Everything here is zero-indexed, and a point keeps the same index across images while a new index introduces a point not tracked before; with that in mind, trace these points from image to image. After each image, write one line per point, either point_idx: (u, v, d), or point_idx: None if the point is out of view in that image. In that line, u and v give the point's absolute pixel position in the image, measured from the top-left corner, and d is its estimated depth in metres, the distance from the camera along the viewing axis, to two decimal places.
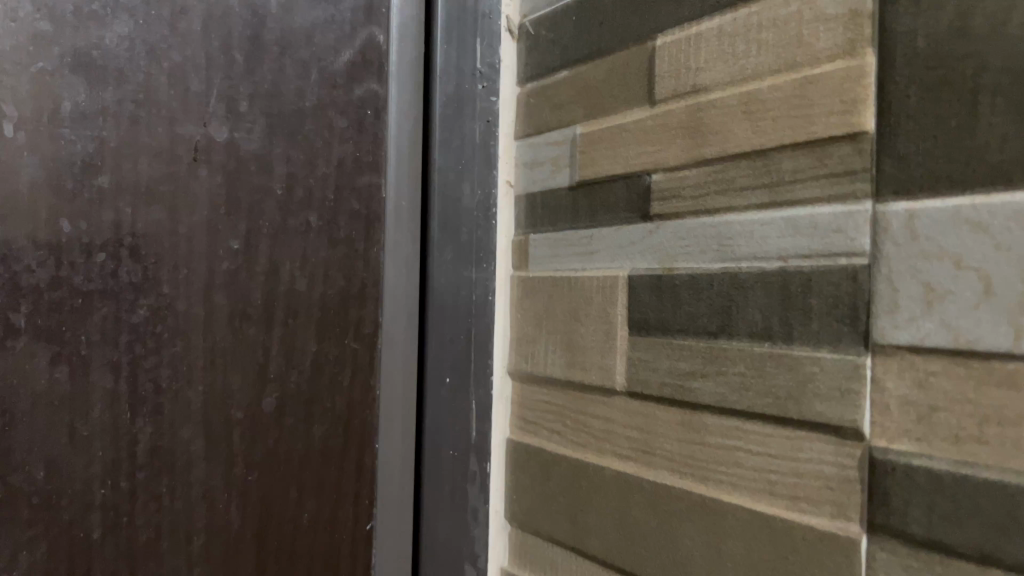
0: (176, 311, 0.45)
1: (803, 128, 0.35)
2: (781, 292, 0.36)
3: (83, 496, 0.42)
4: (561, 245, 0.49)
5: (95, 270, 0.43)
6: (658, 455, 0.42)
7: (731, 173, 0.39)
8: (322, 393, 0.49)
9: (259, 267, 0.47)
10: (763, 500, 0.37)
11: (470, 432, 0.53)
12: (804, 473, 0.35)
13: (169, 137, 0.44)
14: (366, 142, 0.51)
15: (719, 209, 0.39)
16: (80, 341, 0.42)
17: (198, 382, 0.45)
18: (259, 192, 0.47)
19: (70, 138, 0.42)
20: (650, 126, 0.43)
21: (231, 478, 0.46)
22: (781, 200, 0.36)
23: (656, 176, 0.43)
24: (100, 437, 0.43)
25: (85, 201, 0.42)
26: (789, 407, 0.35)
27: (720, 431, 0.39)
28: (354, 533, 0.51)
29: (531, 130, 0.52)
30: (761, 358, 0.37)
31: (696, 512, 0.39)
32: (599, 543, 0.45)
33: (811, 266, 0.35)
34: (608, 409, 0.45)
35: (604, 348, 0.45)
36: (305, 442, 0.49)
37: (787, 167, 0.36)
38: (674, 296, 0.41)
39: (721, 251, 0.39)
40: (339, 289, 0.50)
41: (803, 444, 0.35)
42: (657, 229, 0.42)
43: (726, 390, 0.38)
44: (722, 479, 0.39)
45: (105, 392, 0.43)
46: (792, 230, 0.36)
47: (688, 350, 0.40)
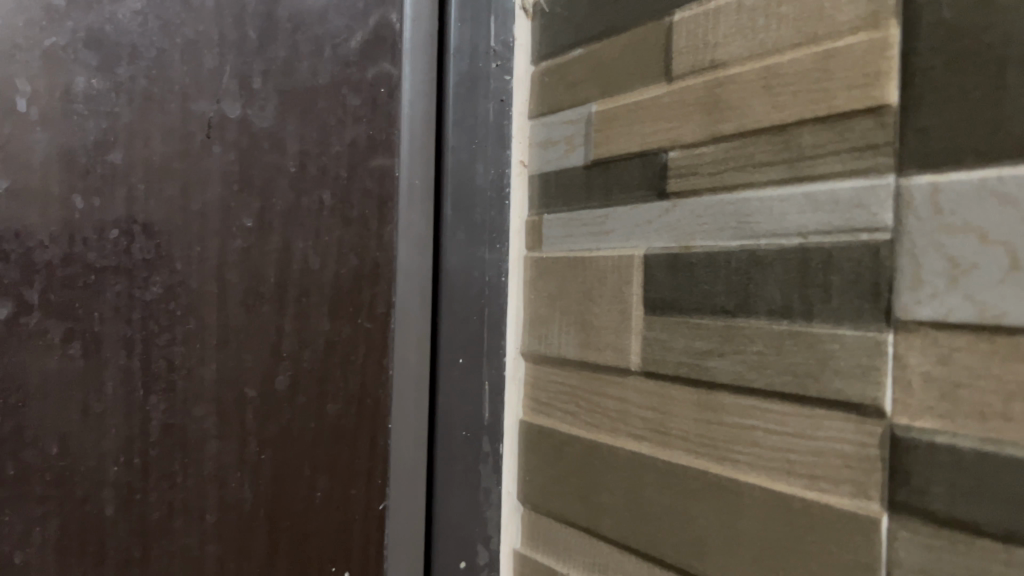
0: (189, 289, 0.45)
1: (825, 101, 0.35)
2: (800, 268, 0.36)
3: (97, 473, 0.42)
4: (575, 225, 0.49)
5: (107, 247, 0.43)
6: (673, 434, 0.42)
7: (749, 149, 0.38)
8: (335, 372, 0.49)
9: (272, 245, 0.47)
10: (781, 480, 0.36)
11: (483, 415, 0.53)
12: (823, 451, 0.35)
13: (182, 113, 0.44)
14: (379, 120, 0.50)
15: (738, 185, 0.39)
16: (93, 318, 0.42)
17: (210, 360, 0.45)
18: (272, 170, 0.47)
19: (82, 114, 0.42)
20: (666, 103, 0.43)
21: (244, 455, 0.46)
22: (801, 175, 0.36)
23: (673, 153, 0.42)
24: (112, 414, 0.43)
25: (98, 177, 0.42)
26: (808, 385, 0.35)
27: (737, 410, 0.38)
28: (367, 513, 0.50)
29: (544, 109, 0.52)
30: (779, 336, 0.36)
31: (712, 491, 0.39)
32: (612, 523, 0.45)
33: (832, 242, 0.34)
34: (622, 389, 0.45)
35: (619, 327, 0.45)
36: (316, 422, 0.48)
37: (807, 141, 0.36)
38: (690, 275, 0.41)
39: (739, 228, 0.38)
40: (352, 268, 0.49)
41: (822, 423, 0.35)
42: (674, 207, 0.42)
43: (743, 368, 0.38)
44: (738, 458, 0.38)
45: (118, 370, 0.43)
46: (813, 206, 0.35)
47: (705, 329, 0.40)
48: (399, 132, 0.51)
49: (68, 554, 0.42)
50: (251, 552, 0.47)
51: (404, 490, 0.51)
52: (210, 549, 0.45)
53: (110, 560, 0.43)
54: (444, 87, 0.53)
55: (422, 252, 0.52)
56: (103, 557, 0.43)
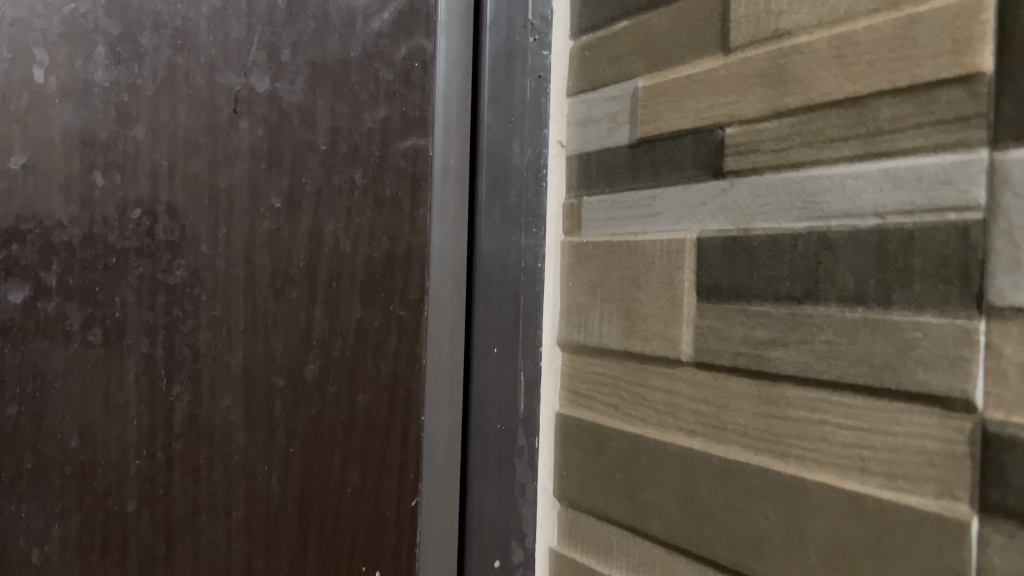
0: (216, 272, 0.42)
1: (907, 70, 0.32)
2: (877, 251, 0.33)
3: (119, 466, 0.40)
4: (619, 207, 0.46)
5: (130, 227, 0.40)
6: (730, 429, 0.39)
7: (819, 123, 0.36)
8: (367, 361, 0.47)
9: (302, 226, 0.44)
10: (853, 478, 0.34)
11: (518, 407, 0.50)
12: (902, 448, 0.32)
13: (208, 85, 0.42)
14: (413, 95, 0.47)
15: (805, 162, 0.36)
16: (114, 303, 0.40)
17: (237, 348, 0.43)
18: (302, 147, 0.44)
19: (103, 86, 0.39)
20: (723, 76, 0.40)
21: (273, 448, 0.44)
22: (879, 150, 0.33)
23: (730, 129, 0.40)
24: (135, 404, 0.41)
25: (120, 153, 0.40)
26: (886, 376, 0.33)
27: (803, 403, 0.36)
28: (400, 510, 0.48)
29: (585, 86, 0.49)
30: (852, 324, 0.34)
31: (773, 489, 0.37)
32: (660, 522, 0.42)
33: (914, 221, 0.32)
34: (672, 381, 0.42)
35: (668, 316, 0.42)
36: (348, 413, 0.46)
37: (885, 114, 0.33)
38: (750, 259, 0.38)
39: (806, 208, 0.36)
40: (385, 252, 0.47)
41: (901, 417, 0.32)
42: (731, 187, 0.40)
43: (810, 359, 0.35)
44: (803, 454, 0.36)
45: (140, 357, 0.41)
46: (892, 183, 0.33)
47: (767, 317, 0.37)
48: (433, 110, 0.48)
49: (89, 551, 0.40)
50: (280, 550, 0.44)
51: (437, 486, 0.49)
52: (237, 546, 0.43)
53: (132, 558, 0.41)
54: (480, 61, 0.50)
55: (456, 237, 0.49)
56: (125, 555, 0.40)
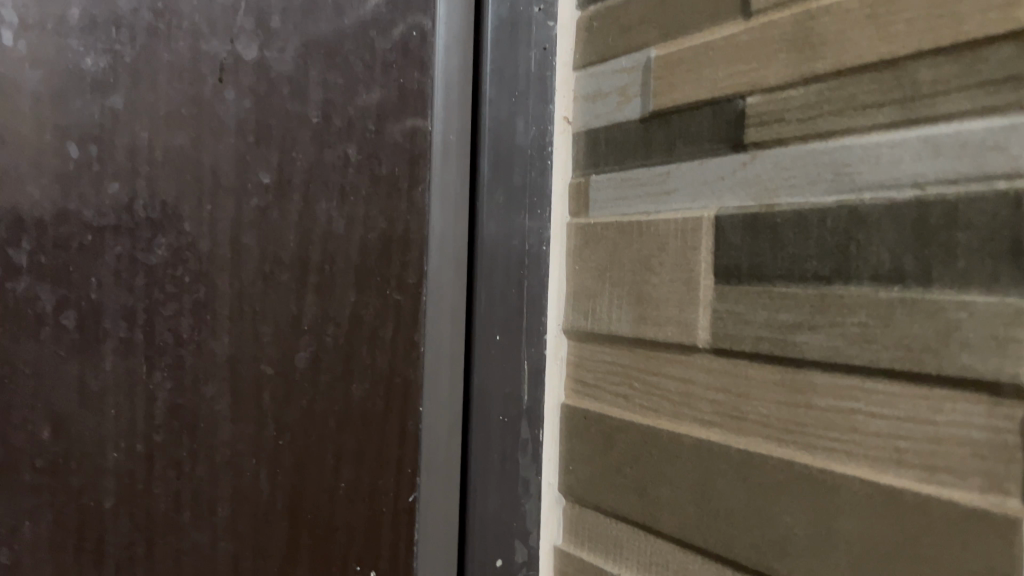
0: (199, 253, 0.39)
1: (950, 28, 0.30)
2: (916, 224, 0.31)
3: (95, 459, 0.38)
4: (629, 186, 0.44)
5: (107, 204, 0.38)
6: (750, 419, 0.37)
7: (850, 89, 0.33)
8: (362, 349, 0.44)
9: (292, 204, 0.42)
10: (888, 471, 0.31)
11: (522, 398, 0.48)
12: (943, 439, 0.30)
13: (191, 52, 0.39)
14: (410, 67, 0.45)
15: (835, 131, 0.34)
16: (90, 284, 0.37)
17: (222, 335, 0.40)
18: (292, 120, 0.41)
19: (79, 51, 0.37)
20: (744, 42, 0.37)
21: (261, 441, 0.41)
22: (918, 116, 0.31)
23: (751, 99, 0.37)
24: (113, 393, 0.38)
25: (95, 123, 0.37)
26: (926, 361, 0.30)
27: (832, 391, 0.33)
28: (396, 508, 0.45)
29: (593, 58, 0.47)
30: (887, 304, 0.31)
31: (799, 484, 0.34)
32: (674, 520, 0.40)
33: (959, 192, 0.29)
34: (686, 369, 0.40)
35: (684, 300, 0.40)
36: (342, 404, 0.43)
37: (925, 77, 0.31)
38: (774, 237, 0.35)
39: (837, 180, 0.33)
40: (381, 233, 0.44)
41: (943, 405, 0.30)
42: (752, 160, 0.37)
43: (841, 344, 0.33)
44: (833, 446, 0.33)
45: (117, 343, 0.38)
46: (932, 151, 0.30)
47: (793, 298, 0.35)
48: (433, 83, 0.45)
49: (61, 550, 0.37)
50: (269, 550, 0.42)
51: (437, 482, 0.46)
52: (224, 546, 0.40)
53: (110, 558, 0.38)
54: (483, 32, 0.47)
55: (457, 218, 0.47)
56: (101, 555, 0.38)
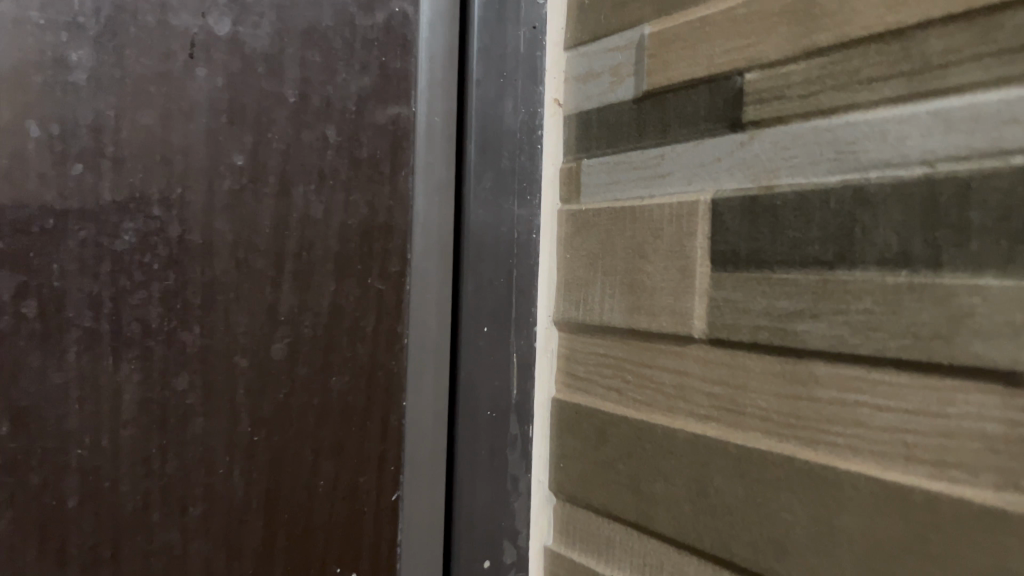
0: (169, 238, 0.38)
1: None
2: (925, 204, 0.29)
3: (57, 456, 0.36)
4: (622, 169, 0.42)
5: (70, 186, 0.35)
6: (748, 413, 0.35)
7: (854, 62, 0.31)
8: (342, 340, 0.42)
9: (267, 188, 0.40)
10: (895, 467, 0.29)
11: (511, 391, 0.46)
12: (954, 433, 0.28)
13: (160, 26, 0.37)
14: (393, 45, 0.43)
15: (839, 107, 0.32)
16: (52, 271, 0.35)
17: (193, 325, 0.38)
18: (268, 99, 0.40)
19: (39, 23, 0.35)
20: (742, 16, 0.35)
21: (235, 437, 0.39)
22: (927, 89, 0.29)
23: (750, 75, 0.35)
24: (76, 386, 0.36)
25: (57, 100, 0.35)
26: (937, 349, 0.28)
27: (835, 383, 0.31)
28: (379, 506, 0.43)
29: (584, 37, 0.45)
30: (894, 290, 0.29)
31: (800, 482, 0.32)
32: (668, 519, 0.38)
33: (971, 168, 0.27)
34: (681, 361, 0.38)
35: (678, 288, 0.38)
36: (321, 397, 0.41)
37: (935, 47, 0.29)
38: (774, 220, 0.34)
39: (840, 159, 0.32)
40: (362, 219, 0.42)
41: (953, 397, 0.28)
42: (750, 140, 0.35)
43: (844, 332, 0.31)
44: (836, 441, 0.31)
45: (82, 333, 0.36)
46: (943, 126, 0.28)
47: (793, 285, 0.33)
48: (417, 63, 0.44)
49: (22, 553, 0.35)
50: (244, 551, 0.40)
51: (421, 480, 0.44)
52: (195, 547, 0.39)
53: (74, 561, 0.36)
54: (470, 10, 0.45)
55: (442, 204, 0.45)
56: (64, 557, 0.36)
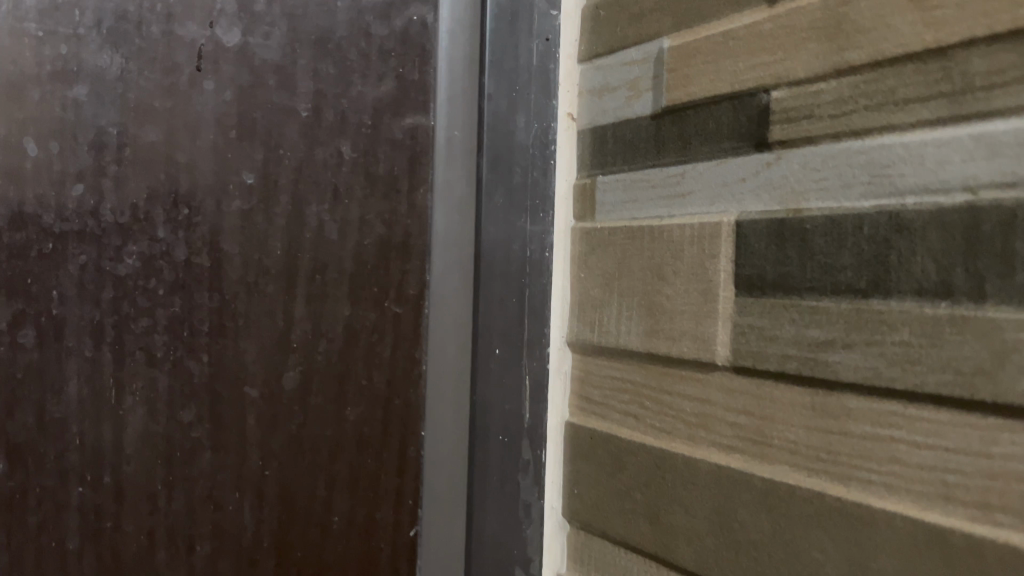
0: (172, 261, 0.39)
1: (1009, 10, 0.26)
2: (967, 233, 0.27)
3: (57, 493, 0.39)
4: (639, 187, 0.40)
5: (69, 207, 0.38)
6: (776, 445, 0.33)
7: (890, 82, 0.30)
8: (357, 368, 0.43)
9: (279, 207, 0.41)
10: (934, 508, 0.28)
11: (523, 416, 0.44)
12: (1000, 474, 0.26)
13: (165, 37, 0.39)
14: (412, 55, 0.43)
15: (872, 128, 0.30)
16: (51, 296, 0.38)
17: (199, 354, 0.40)
18: (279, 114, 0.41)
19: (38, 37, 0.38)
20: (767, 31, 0.34)
21: (245, 472, 0.41)
22: (970, 111, 0.28)
23: (777, 93, 0.34)
24: (76, 418, 0.39)
25: (59, 120, 0.38)
26: (980, 386, 0.27)
27: (869, 417, 0.30)
28: (394, 534, 0.44)
29: (599, 49, 0.43)
30: (934, 322, 0.28)
31: (830, 519, 0.31)
32: (689, 552, 0.36)
33: (1019, 196, 0.26)
34: (703, 388, 0.36)
35: (700, 312, 0.36)
36: (335, 429, 0.42)
37: (979, 67, 0.27)
38: (802, 244, 0.32)
39: (874, 183, 0.30)
40: (378, 239, 0.43)
41: (999, 436, 0.26)
42: (778, 160, 0.34)
43: (879, 365, 0.29)
44: (870, 478, 0.30)
45: (82, 361, 0.39)
46: (987, 151, 0.27)
47: (824, 313, 0.31)
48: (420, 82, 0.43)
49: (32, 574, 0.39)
50: None
51: (440, 502, 0.44)
52: None
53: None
54: (484, 28, 0.44)
55: (462, 230, 0.44)
56: None
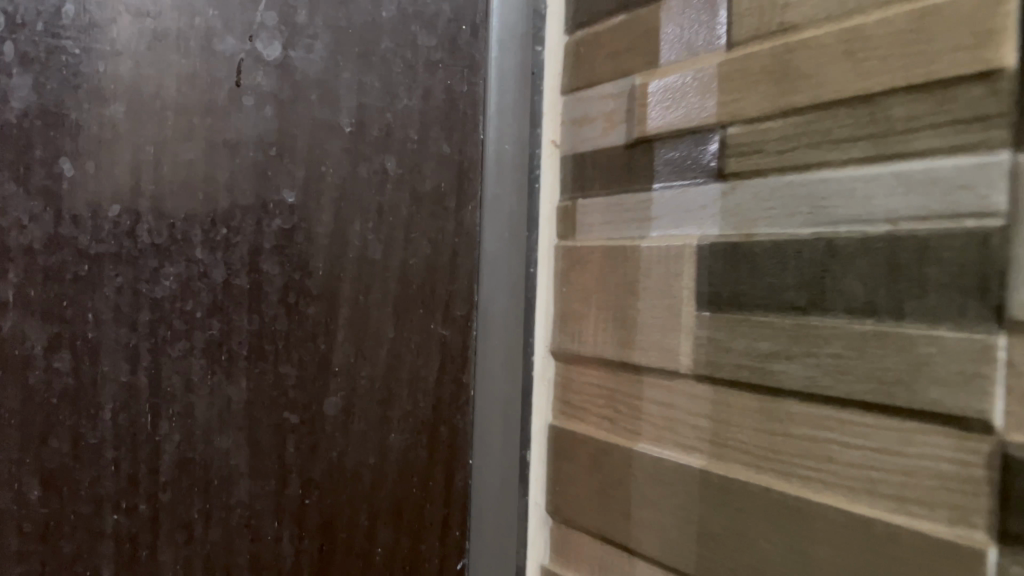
0: (211, 282, 0.42)
1: (922, 66, 0.30)
2: (889, 260, 0.31)
3: (90, 519, 0.41)
4: (614, 210, 0.44)
5: (107, 229, 0.41)
6: (730, 446, 0.37)
7: (826, 124, 0.34)
8: (402, 393, 0.46)
9: (320, 226, 0.44)
10: (860, 501, 0.32)
11: (511, 418, 0.49)
12: (913, 471, 0.30)
13: (205, 51, 0.42)
14: (459, 67, 0.47)
15: (811, 164, 0.34)
16: (87, 321, 0.41)
17: (239, 378, 0.43)
18: (323, 128, 0.44)
19: (72, 53, 0.40)
20: (722, 73, 0.38)
21: (284, 500, 0.44)
22: (891, 152, 0.31)
23: (731, 129, 0.38)
24: (110, 443, 0.41)
25: (91, 138, 0.41)
26: (898, 394, 0.30)
27: (808, 421, 0.34)
28: (443, 543, 0.48)
29: (579, 83, 0.47)
30: (861, 337, 0.32)
31: (776, 511, 0.35)
32: (656, 542, 0.40)
33: (929, 229, 0.30)
34: (669, 394, 0.40)
35: (667, 325, 0.40)
36: (378, 454, 0.46)
37: (898, 114, 0.31)
38: (753, 266, 0.36)
39: (813, 213, 0.34)
40: (425, 258, 0.47)
41: (913, 438, 0.30)
42: (732, 190, 0.37)
43: (816, 374, 0.33)
44: (808, 476, 0.34)
45: (118, 387, 0.41)
46: (905, 188, 0.31)
47: (771, 328, 0.35)
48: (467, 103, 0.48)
49: None
50: None
51: (488, 501, 0.48)
52: None
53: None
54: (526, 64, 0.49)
55: (511, 255, 0.49)
56: None
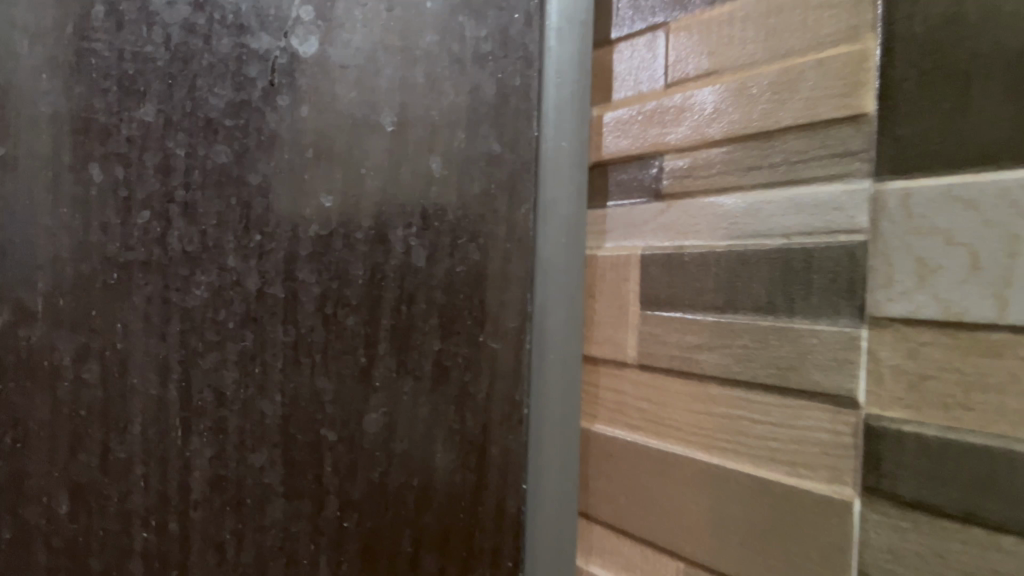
0: (244, 290, 0.45)
1: (808, 109, 0.37)
2: (784, 268, 0.38)
3: (118, 539, 0.44)
4: (577, 224, 0.51)
5: (136, 237, 0.44)
6: (667, 424, 0.44)
7: (739, 155, 0.40)
8: (451, 412, 0.50)
9: (361, 235, 0.47)
10: (764, 466, 0.38)
11: None
12: (803, 439, 0.37)
13: (234, 49, 0.45)
14: (512, 59, 0.51)
15: (728, 187, 0.41)
16: (115, 329, 0.43)
17: (273, 394, 0.46)
18: None
19: (97, 49, 0.43)
20: (659, 108, 0.45)
21: (322, 522, 0.47)
22: (786, 179, 0.38)
23: (668, 157, 0.45)
24: (137, 460, 0.44)
25: (124, 139, 0.43)
26: (789, 377, 0.37)
27: (725, 401, 0.40)
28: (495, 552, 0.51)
29: None
30: (763, 331, 0.39)
31: (701, 477, 0.41)
32: (612, 508, 0.47)
33: (814, 242, 0.37)
34: (620, 381, 0.47)
35: (618, 321, 0.48)
36: (410, 476, 0.49)
37: (791, 147, 0.38)
38: (683, 272, 0.43)
39: (730, 229, 0.41)
40: (473, 264, 0.50)
41: (802, 412, 0.37)
42: (669, 208, 0.44)
43: (730, 361, 0.40)
44: (725, 447, 0.40)
45: (147, 401, 0.44)
46: (796, 208, 0.38)
47: (696, 324, 0.42)
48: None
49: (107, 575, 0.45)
50: None
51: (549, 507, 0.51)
52: None
53: None
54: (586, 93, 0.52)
55: (570, 265, 0.51)
56: None
